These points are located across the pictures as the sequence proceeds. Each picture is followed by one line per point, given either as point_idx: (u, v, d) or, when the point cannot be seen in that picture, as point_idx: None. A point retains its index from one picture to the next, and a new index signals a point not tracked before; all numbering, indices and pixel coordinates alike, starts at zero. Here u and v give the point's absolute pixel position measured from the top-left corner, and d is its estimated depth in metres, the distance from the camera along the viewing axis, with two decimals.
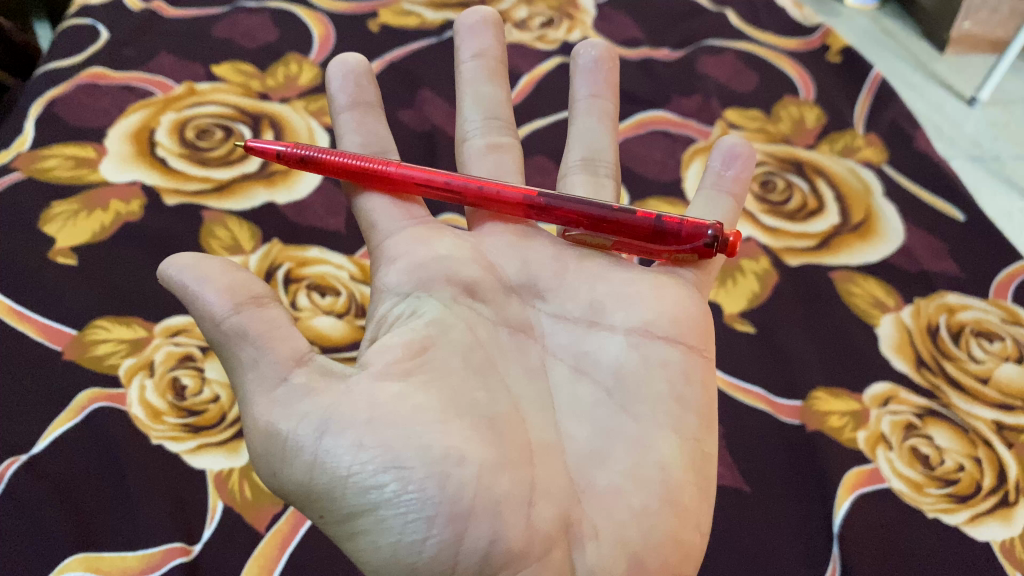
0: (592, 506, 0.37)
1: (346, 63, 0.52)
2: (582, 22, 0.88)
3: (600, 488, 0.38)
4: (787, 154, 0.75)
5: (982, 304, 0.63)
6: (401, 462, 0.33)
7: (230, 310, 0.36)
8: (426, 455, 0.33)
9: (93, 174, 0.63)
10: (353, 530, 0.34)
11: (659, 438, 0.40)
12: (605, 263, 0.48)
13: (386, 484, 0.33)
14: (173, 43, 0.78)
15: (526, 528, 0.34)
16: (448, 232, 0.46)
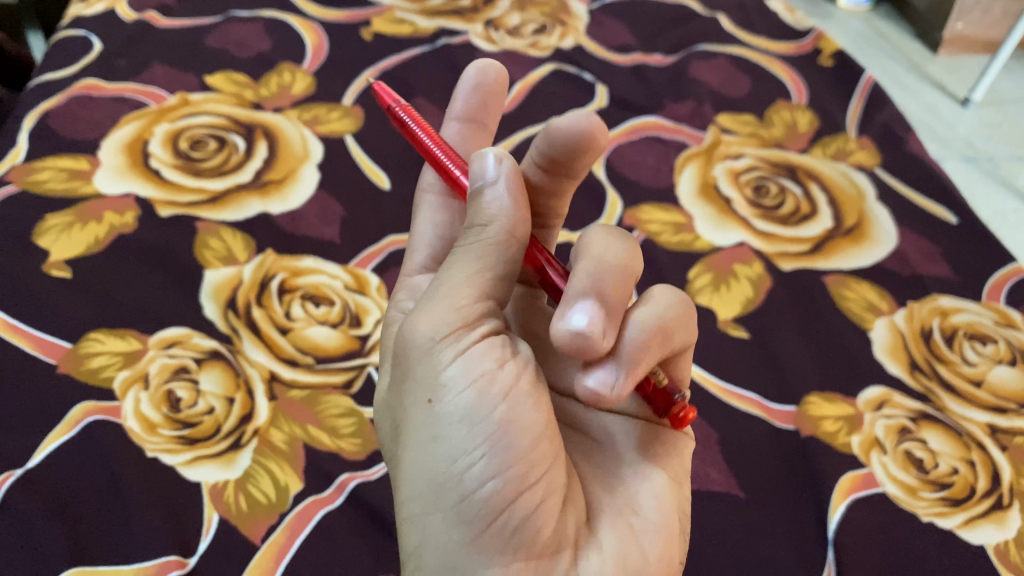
0: (600, 523, 0.38)
1: (484, 75, 0.49)
2: (575, 28, 0.88)
3: (607, 508, 0.39)
4: (780, 159, 0.75)
5: (975, 306, 0.64)
6: (513, 408, 0.35)
7: (498, 217, 0.38)
8: (530, 421, 0.36)
9: (87, 186, 0.64)
10: (424, 432, 0.36)
11: (655, 480, 0.41)
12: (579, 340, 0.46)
13: (491, 418, 0.35)
14: (166, 54, 0.78)
15: (557, 524, 0.36)
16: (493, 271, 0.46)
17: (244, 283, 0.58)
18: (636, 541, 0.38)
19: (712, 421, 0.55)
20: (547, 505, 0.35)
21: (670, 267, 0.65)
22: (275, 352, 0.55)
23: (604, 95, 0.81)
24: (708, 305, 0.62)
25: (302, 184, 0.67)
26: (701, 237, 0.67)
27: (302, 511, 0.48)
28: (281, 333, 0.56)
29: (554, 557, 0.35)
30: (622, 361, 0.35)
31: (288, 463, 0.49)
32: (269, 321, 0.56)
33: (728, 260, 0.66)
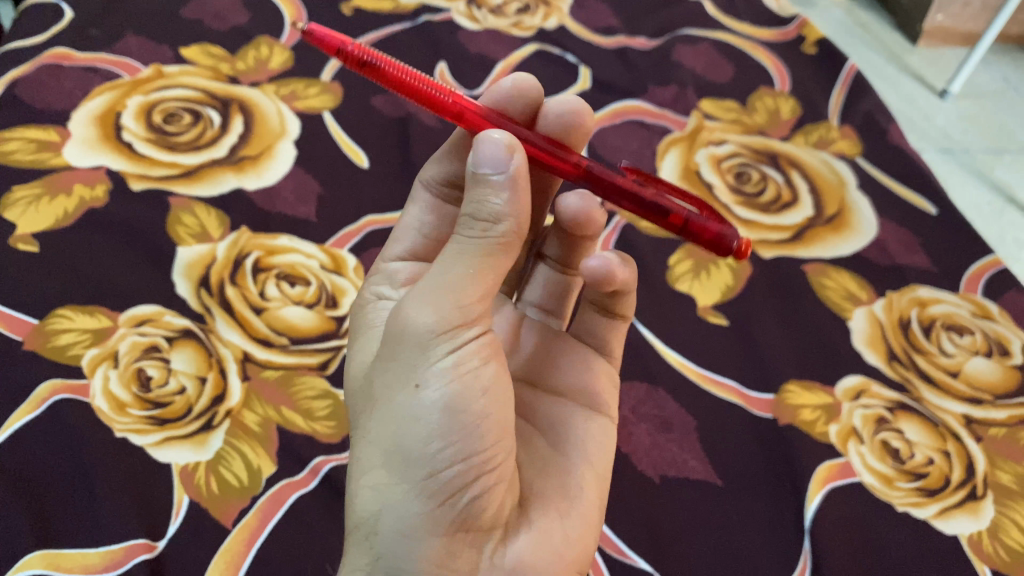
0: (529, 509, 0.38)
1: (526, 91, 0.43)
2: (558, 9, 0.87)
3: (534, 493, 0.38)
4: (763, 146, 0.75)
5: (953, 298, 0.64)
6: (490, 403, 0.34)
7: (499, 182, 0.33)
8: (500, 417, 0.35)
9: (56, 158, 0.62)
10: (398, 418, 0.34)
11: (582, 474, 0.41)
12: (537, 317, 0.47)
13: (470, 408, 0.34)
14: (140, 24, 0.76)
15: (498, 509, 0.35)
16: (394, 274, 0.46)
17: (217, 262, 0.57)
18: (560, 529, 0.38)
19: (691, 408, 0.55)
20: (494, 490, 0.35)
21: (651, 253, 0.64)
22: (249, 332, 0.53)
23: (587, 77, 0.80)
24: (688, 292, 0.62)
25: (278, 161, 0.65)
26: None
27: (275, 494, 0.47)
28: (255, 313, 0.55)
29: (486, 539, 0.35)
30: (617, 256, 0.43)
31: (261, 446, 0.48)
32: (243, 300, 0.55)
33: None
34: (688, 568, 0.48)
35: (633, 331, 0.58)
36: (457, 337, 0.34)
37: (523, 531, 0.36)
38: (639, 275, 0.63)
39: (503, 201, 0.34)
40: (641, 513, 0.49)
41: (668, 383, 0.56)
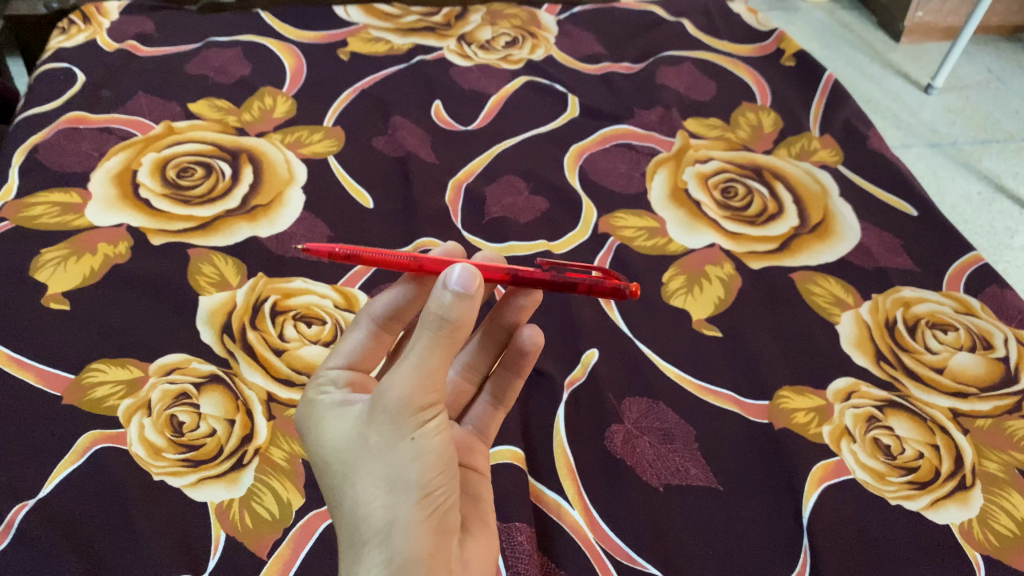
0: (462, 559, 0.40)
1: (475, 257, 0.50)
2: (545, 40, 0.92)
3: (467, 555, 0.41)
4: (747, 161, 0.78)
5: (936, 296, 0.67)
6: (432, 460, 0.38)
7: (442, 278, 0.37)
8: (447, 464, 0.39)
9: (79, 219, 0.66)
10: (375, 460, 0.38)
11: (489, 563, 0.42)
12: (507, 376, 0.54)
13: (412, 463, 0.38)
14: (149, 84, 0.80)
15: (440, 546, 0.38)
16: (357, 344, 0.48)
17: (238, 307, 0.61)
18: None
19: (691, 418, 0.58)
20: (433, 527, 0.38)
21: (646, 272, 0.68)
22: (271, 373, 0.57)
23: (575, 106, 0.84)
24: (682, 307, 0.65)
25: (288, 207, 0.69)
26: (674, 240, 0.70)
27: (305, 524, 0.50)
28: (276, 354, 0.58)
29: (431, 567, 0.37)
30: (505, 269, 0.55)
31: (290, 480, 0.52)
32: (263, 343, 0.59)
33: (700, 262, 0.69)
34: (694, 568, 0.50)
35: (631, 349, 0.62)
36: (432, 411, 0.38)
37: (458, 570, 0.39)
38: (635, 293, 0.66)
39: (442, 297, 0.37)
40: (647, 521, 0.52)
41: (667, 396, 0.59)
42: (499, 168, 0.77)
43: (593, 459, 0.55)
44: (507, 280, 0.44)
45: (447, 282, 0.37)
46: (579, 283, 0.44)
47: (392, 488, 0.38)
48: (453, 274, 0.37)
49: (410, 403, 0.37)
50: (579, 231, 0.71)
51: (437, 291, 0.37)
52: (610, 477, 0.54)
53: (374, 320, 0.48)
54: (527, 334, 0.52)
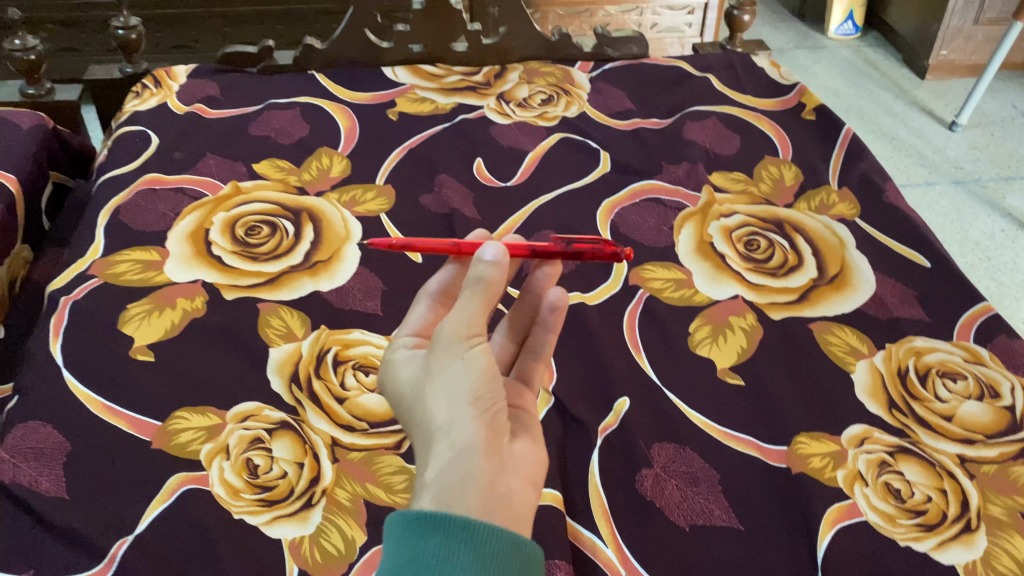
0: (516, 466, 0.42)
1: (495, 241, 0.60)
2: (578, 98, 0.99)
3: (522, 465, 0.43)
4: (770, 214, 0.84)
5: (947, 346, 0.71)
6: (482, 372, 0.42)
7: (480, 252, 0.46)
8: (495, 379, 0.43)
9: (159, 275, 0.73)
10: (432, 378, 0.42)
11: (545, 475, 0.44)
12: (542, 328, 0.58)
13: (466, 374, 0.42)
14: (216, 145, 0.88)
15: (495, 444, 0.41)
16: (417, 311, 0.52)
17: (303, 358, 0.67)
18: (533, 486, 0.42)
19: (714, 462, 0.63)
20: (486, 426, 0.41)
21: (674, 322, 0.73)
22: (334, 420, 0.63)
23: (607, 161, 0.90)
24: (708, 357, 0.71)
25: (345, 262, 0.76)
26: (700, 292, 0.76)
27: (368, 559, 0.55)
28: (338, 402, 0.64)
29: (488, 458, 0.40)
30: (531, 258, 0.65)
31: (353, 518, 0.57)
32: (327, 391, 0.65)
33: (725, 313, 0.74)
34: None
35: (659, 397, 0.67)
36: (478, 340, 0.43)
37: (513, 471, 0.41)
38: (663, 343, 0.72)
39: (482, 267, 0.45)
40: (674, 557, 0.57)
41: (693, 440, 0.64)
42: (537, 222, 0.83)
43: (625, 500, 0.60)
44: (527, 254, 0.56)
45: (482, 257, 0.45)
46: (587, 252, 0.58)
47: (448, 393, 0.41)
48: (485, 249, 0.46)
49: (459, 330, 0.43)
50: (611, 283, 0.77)
51: (475, 259, 0.45)
52: (642, 516, 0.59)
53: (431, 295, 0.53)
54: (551, 297, 0.58)
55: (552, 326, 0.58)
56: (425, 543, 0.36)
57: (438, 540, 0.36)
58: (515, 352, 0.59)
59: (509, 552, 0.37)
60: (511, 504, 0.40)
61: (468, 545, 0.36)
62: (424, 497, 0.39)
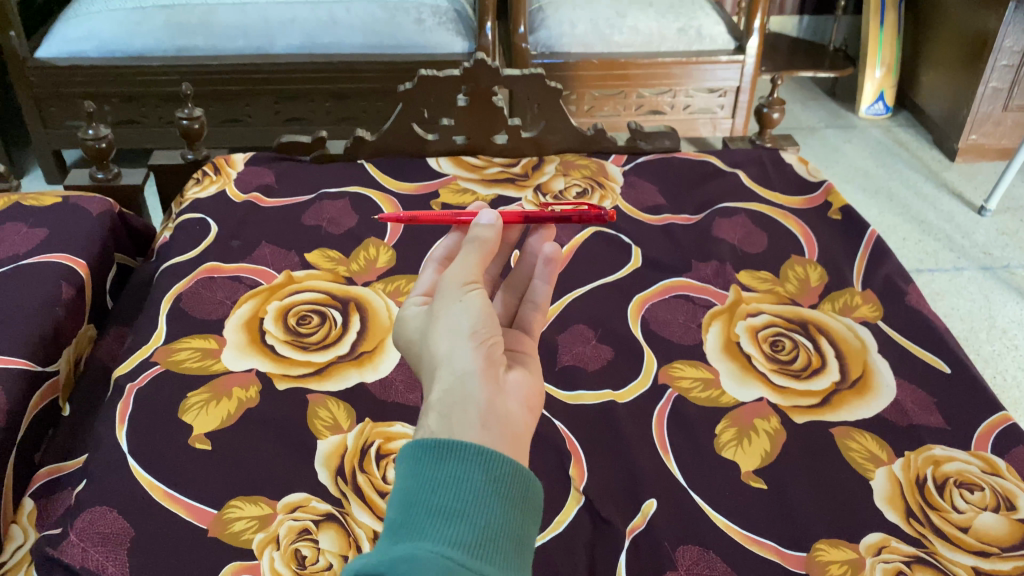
0: (507, 394, 0.45)
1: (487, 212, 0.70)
2: (612, 191, 1.04)
3: (513, 391, 0.46)
4: (794, 315, 0.87)
5: (965, 456, 0.74)
6: (477, 309, 0.46)
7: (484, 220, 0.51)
8: (489, 316, 0.46)
9: (217, 363, 0.78)
10: (435, 319, 0.46)
11: (530, 397, 0.47)
12: (542, 272, 0.59)
13: (462, 314, 0.46)
14: (271, 234, 0.94)
15: (488, 373, 0.44)
16: (429, 266, 0.55)
17: (349, 451, 0.72)
18: (523, 412, 0.45)
19: (736, 565, 0.66)
20: (479, 354, 0.45)
21: (700, 423, 0.77)
22: (377, 514, 0.67)
23: (638, 256, 0.95)
24: (732, 459, 0.74)
25: (390, 353, 0.81)
26: (725, 392, 0.79)
27: None
28: (380, 495, 0.68)
29: (479, 381, 0.43)
30: None
31: None
32: (370, 485, 0.69)
33: (750, 415, 0.77)
34: None
35: (684, 498, 0.71)
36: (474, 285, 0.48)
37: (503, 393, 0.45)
38: (689, 443, 0.75)
39: (482, 230, 0.51)
40: None
41: (716, 543, 0.67)
42: (571, 317, 0.87)
43: None
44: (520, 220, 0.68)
45: (480, 223, 0.51)
46: (572, 216, 0.71)
47: (448, 328, 0.45)
48: (482, 217, 0.52)
49: (459, 276, 0.48)
50: (640, 380, 0.81)
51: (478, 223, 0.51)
52: None
53: (436, 258, 0.56)
54: (546, 248, 0.60)
55: (550, 276, 0.59)
56: (446, 455, 0.40)
57: (460, 455, 0.40)
58: (516, 304, 0.59)
59: (517, 475, 0.41)
60: (506, 425, 0.43)
61: (484, 465, 0.40)
62: (430, 419, 0.43)
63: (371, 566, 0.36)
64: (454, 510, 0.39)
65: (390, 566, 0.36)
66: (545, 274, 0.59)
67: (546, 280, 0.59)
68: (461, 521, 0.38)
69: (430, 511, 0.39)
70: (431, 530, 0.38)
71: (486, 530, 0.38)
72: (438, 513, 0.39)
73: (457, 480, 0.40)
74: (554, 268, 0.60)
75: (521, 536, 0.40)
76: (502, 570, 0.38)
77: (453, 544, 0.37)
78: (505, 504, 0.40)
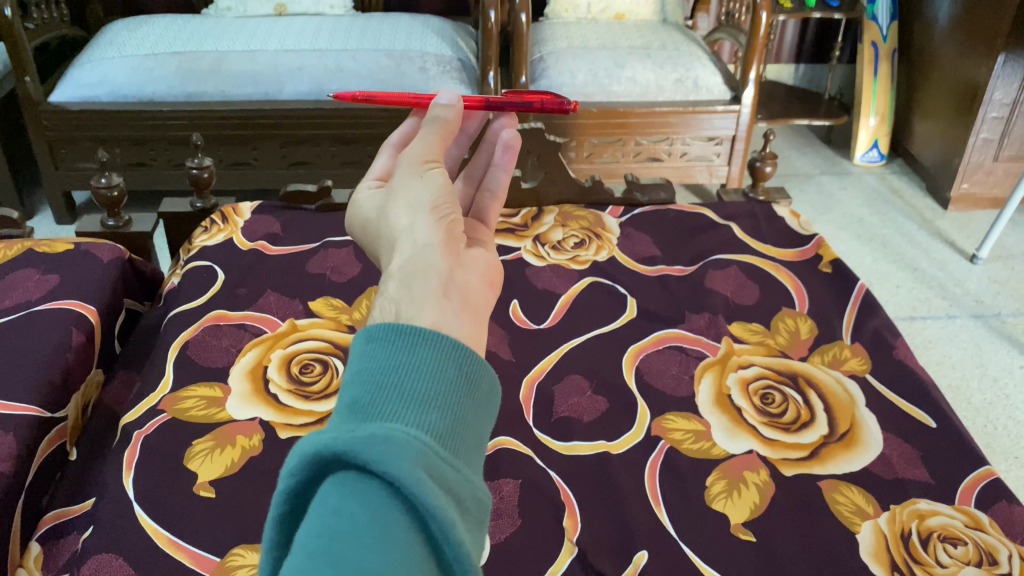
0: (468, 265, 0.45)
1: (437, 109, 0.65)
2: (608, 242, 1.07)
3: (474, 263, 0.45)
4: (785, 368, 0.89)
5: (949, 510, 0.76)
6: (437, 188, 0.46)
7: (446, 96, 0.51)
8: (449, 193, 0.47)
9: (222, 411, 0.80)
10: (394, 196, 0.47)
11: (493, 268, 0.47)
12: (500, 159, 0.60)
13: (422, 194, 0.46)
14: (277, 283, 0.96)
15: (450, 249, 0.44)
16: (386, 156, 0.56)
17: None
18: (487, 283, 0.45)
19: None
20: (441, 228, 0.45)
21: (691, 475, 0.79)
22: None
23: (633, 307, 0.97)
24: (722, 511, 0.76)
25: None
26: (717, 444, 0.82)
27: None
28: None
29: (442, 255, 0.43)
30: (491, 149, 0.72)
31: None
32: None
33: (740, 467, 0.79)
34: None
35: (675, 550, 0.72)
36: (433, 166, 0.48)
37: (465, 265, 0.44)
38: (680, 495, 0.77)
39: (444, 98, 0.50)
40: None
41: None
42: (567, 367, 0.90)
43: None
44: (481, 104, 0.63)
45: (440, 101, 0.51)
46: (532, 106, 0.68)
47: (409, 206, 0.46)
48: (442, 96, 0.51)
49: (418, 153, 0.48)
50: (634, 430, 0.83)
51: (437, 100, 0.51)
52: None
53: (393, 145, 0.57)
54: (504, 135, 0.61)
55: (506, 166, 0.60)
56: (416, 344, 0.37)
57: (432, 345, 0.38)
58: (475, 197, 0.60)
59: (485, 375, 0.39)
60: (471, 292, 0.43)
61: (458, 359, 0.38)
62: (391, 285, 0.42)
63: (339, 443, 0.33)
64: (423, 399, 0.36)
65: (365, 442, 0.33)
66: (503, 162, 0.60)
67: (503, 167, 0.60)
68: (432, 408, 0.36)
69: (399, 395, 0.36)
70: (400, 416, 0.35)
71: (454, 423, 0.36)
72: (410, 398, 0.36)
73: (428, 369, 0.37)
74: (511, 157, 0.61)
75: (479, 435, 0.38)
76: (468, 465, 0.36)
77: (426, 431, 0.35)
78: (471, 401, 0.38)
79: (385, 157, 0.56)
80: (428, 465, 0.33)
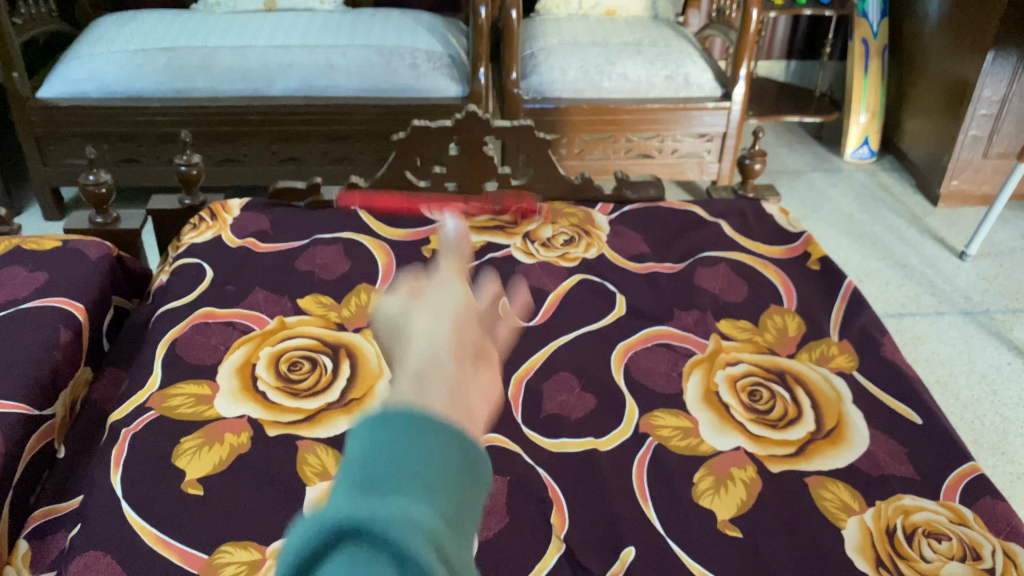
0: (472, 392, 0.47)
1: None
2: (598, 239, 1.07)
3: (474, 398, 0.47)
4: (772, 365, 0.90)
5: (934, 506, 0.76)
6: (440, 345, 0.49)
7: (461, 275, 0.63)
8: (456, 357, 0.49)
9: (210, 409, 0.80)
10: (417, 311, 0.53)
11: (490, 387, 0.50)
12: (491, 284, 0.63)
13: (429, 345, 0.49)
14: (265, 280, 0.96)
15: (461, 385, 0.47)
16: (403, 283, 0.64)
17: None
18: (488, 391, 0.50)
19: None
20: (456, 379, 0.47)
21: (678, 472, 0.79)
22: None
23: (622, 304, 0.98)
24: (709, 507, 0.76)
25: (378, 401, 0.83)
26: (704, 442, 0.82)
27: None
28: None
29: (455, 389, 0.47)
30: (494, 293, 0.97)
31: None
32: None
33: (727, 464, 0.80)
34: None
35: (662, 547, 0.73)
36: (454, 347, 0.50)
37: (474, 383, 0.49)
38: (667, 492, 0.78)
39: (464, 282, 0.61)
40: None
41: None
42: (555, 365, 0.90)
43: None
44: None
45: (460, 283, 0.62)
46: None
47: (425, 330, 0.51)
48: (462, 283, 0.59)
49: (424, 324, 0.52)
50: (622, 428, 0.84)
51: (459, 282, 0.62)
52: None
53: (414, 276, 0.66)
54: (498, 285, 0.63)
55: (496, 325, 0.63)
56: (420, 429, 0.40)
57: (436, 438, 0.41)
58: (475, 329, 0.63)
59: (476, 482, 0.42)
60: (470, 403, 0.46)
61: (455, 450, 0.41)
62: (403, 382, 0.46)
63: (359, 522, 0.33)
64: (428, 487, 0.38)
65: (383, 523, 0.34)
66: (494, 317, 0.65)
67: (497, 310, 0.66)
68: (434, 496, 0.38)
69: (405, 483, 0.38)
70: (407, 500, 0.37)
71: (452, 516, 0.38)
72: (416, 486, 0.38)
73: (429, 455, 0.40)
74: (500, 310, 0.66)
75: (469, 530, 0.40)
76: (465, 554, 0.37)
77: (432, 517, 0.37)
78: (462, 493, 0.40)
79: (394, 293, 0.61)
80: (437, 548, 0.35)
